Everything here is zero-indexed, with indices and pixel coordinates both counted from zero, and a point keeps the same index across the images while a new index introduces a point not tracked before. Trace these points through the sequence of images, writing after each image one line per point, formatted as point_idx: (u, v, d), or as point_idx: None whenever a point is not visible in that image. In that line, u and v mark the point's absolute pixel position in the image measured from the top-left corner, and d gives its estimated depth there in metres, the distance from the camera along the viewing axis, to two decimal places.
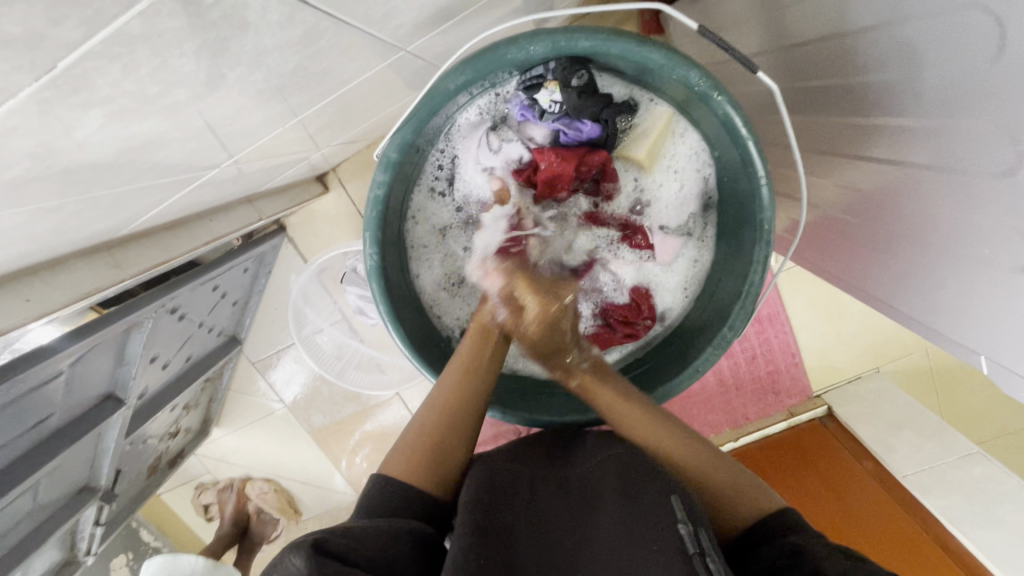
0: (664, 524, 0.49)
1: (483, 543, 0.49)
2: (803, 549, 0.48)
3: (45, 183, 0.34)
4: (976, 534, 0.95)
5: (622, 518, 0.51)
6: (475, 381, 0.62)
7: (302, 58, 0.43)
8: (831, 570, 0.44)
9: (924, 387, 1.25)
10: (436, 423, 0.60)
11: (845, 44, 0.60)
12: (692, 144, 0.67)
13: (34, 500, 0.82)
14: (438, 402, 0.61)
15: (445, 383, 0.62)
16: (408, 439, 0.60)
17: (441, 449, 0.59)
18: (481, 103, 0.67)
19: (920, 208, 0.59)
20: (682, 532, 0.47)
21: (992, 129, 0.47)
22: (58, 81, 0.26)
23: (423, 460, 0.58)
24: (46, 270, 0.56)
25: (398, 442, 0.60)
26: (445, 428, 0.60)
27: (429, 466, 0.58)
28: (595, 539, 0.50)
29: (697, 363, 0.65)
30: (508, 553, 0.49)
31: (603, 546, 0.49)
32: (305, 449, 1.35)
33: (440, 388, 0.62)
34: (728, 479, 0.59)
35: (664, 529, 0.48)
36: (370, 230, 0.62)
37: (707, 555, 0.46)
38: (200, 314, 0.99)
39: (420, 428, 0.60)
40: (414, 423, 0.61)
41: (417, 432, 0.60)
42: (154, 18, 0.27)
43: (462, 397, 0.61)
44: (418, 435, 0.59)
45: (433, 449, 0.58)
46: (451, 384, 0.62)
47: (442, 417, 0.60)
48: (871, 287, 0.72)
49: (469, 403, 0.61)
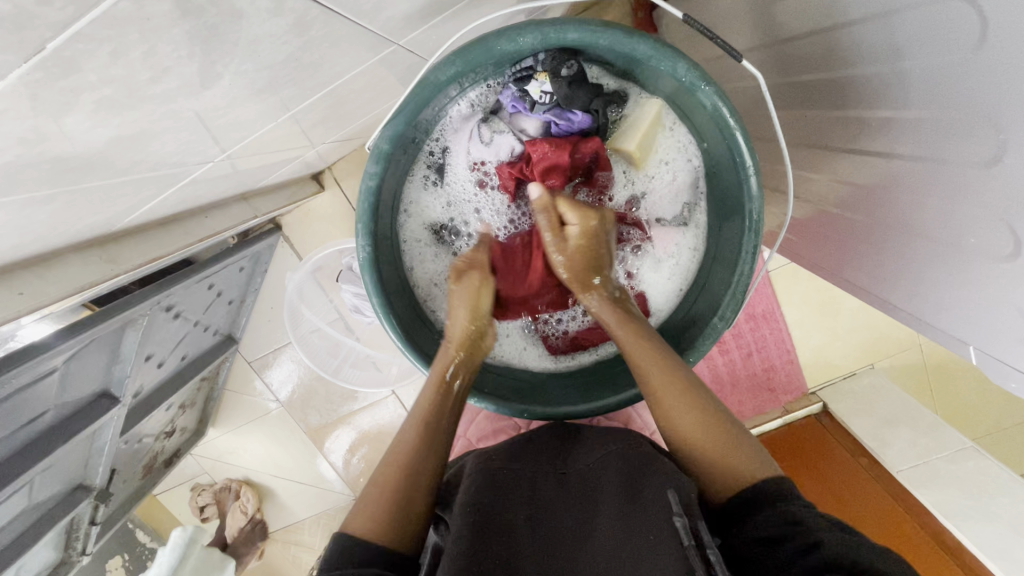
0: (660, 520, 0.48)
1: (485, 543, 0.49)
2: (800, 520, 0.48)
3: (35, 172, 0.34)
4: (969, 527, 0.95)
5: (621, 519, 0.50)
6: (435, 424, 0.60)
7: (293, 48, 0.44)
8: (831, 543, 0.45)
9: (918, 382, 1.26)
10: (398, 473, 0.56)
11: (832, 37, 0.61)
12: (680, 137, 0.68)
13: (28, 498, 0.82)
14: (397, 453, 0.58)
15: (404, 435, 0.60)
16: (367, 498, 0.55)
17: (406, 497, 0.55)
18: (473, 95, 0.67)
19: (909, 198, 0.59)
20: (677, 524, 0.46)
21: (978, 119, 0.48)
22: (47, 63, 0.26)
23: (389, 511, 0.54)
24: (40, 265, 0.57)
25: (356, 504, 0.56)
26: (409, 475, 0.57)
27: (396, 519, 0.54)
28: (595, 537, 0.50)
29: (689, 354, 0.66)
30: (508, 546, 0.50)
31: (603, 545, 0.49)
32: (301, 449, 1.35)
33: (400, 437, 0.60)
34: (733, 445, 0.57)
35: (660, 525, 0.47)
36: (363, 221, 0.63)
37: (705, 547, 0.46)
38: (196, 313, 1.00)
39: (382, 478, 0.57)
40: (373, 483, 0.57)
41: (379, 483, 0.56)
42: (142, 0, 0.27)
43: (421, 443, 0.59)
44: (381, 487, 0.56)
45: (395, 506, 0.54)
46: (411, 432, 0.60)
47: (405, 462, 0.57)
48: (861, 280, 0.73)
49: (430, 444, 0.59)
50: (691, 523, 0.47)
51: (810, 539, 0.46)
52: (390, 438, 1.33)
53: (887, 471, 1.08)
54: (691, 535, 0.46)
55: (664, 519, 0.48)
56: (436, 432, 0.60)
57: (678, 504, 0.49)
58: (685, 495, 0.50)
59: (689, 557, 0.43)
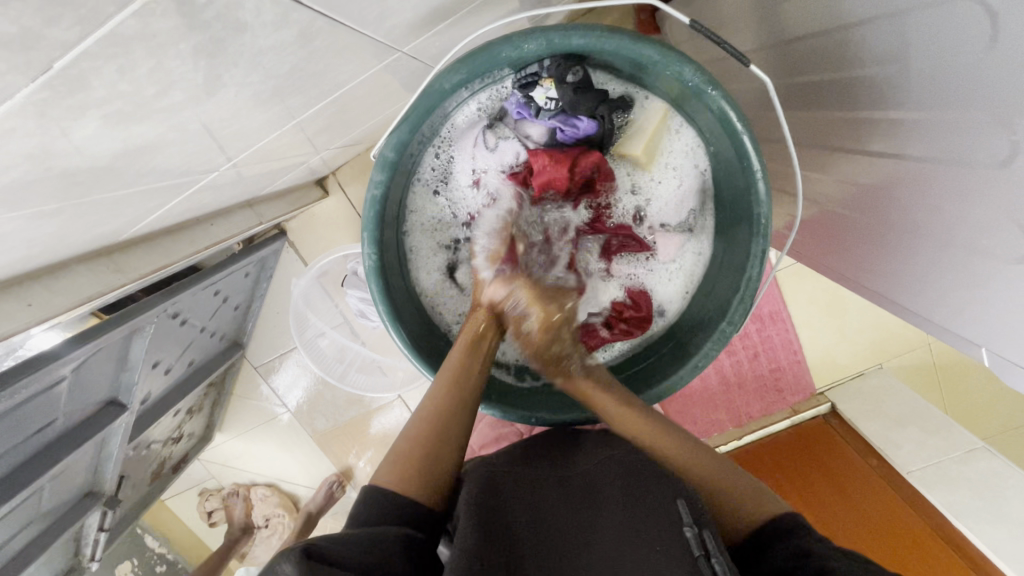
0: (669, 528, 0.48)
1: (486, 537, 0.49)
2: (809, 552, 0.48)
3: (43, 186, 0.34)
4: (981, 529, 0.94)
5: (624, 523, 0.50)
6: (464, 388, 0.60)
7: (298, 58, 0.43)
8: (841, 569, 0.44)
9: (927, 382, 1.25)
10: (431, 431, 0.56)
11: (840, 38, 0.60)
12: (687, 140, 0.67)
13: (38, 505, 0.82)
14: (429, 411, 0.57)
15: (435, 394, 0.59)
16: (399, 451, 0.55)
17: (438, 456, 0.55)
18: (482, 98, 0.67)
19: (918, 200, 0.58)
20: (688, 534, 0.47)
21: (989, 121, 0.47)
22: (55, 82, 0.26)
23: (424, 472, 0.53)
24: (49, 275, 0.57)
25: (388, 455, 0.55)
26: (439, 441, 0.55)
27: (433, 481, 0.53)
28: (597, 534, 0.50)
29: (697, 358, 0.66)
30: (512, 551, 0.48)
31: (603, 547, 0.48)
32: (308, 454, 1.35)
33: (428, 398, 0.59)
34: (745, 491, 0.59)
35: (667, 531, 0.47)
36: (368, 229, 0.63)
37: (713, 556, 0.45)
38: (202, 319, 1.00)
39: (413, 439, 0.55)
40: (406, 434, 0.56)
41: (412, 443, 0.55)
42: (149, 19, 0.27)
43: (452, 406, 0.58)
44: (414, 446, 0.55)
45: (427, 463, 0.54)
46: (440, 395, 0.59)
47: (439, 425, 0.56)
48: (870, 281, 0.72)
49: (461, 407, 0.58)
50: (702, 534, 0.47)
51: (816, 564, 0.46)
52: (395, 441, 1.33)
53: (899, 475, 1.07)
54: (701, 545, 0.46)
55: (674, 528, 0.48)
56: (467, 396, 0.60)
57: (688, 516, 0.49)
58: (695, 508, 0.51)
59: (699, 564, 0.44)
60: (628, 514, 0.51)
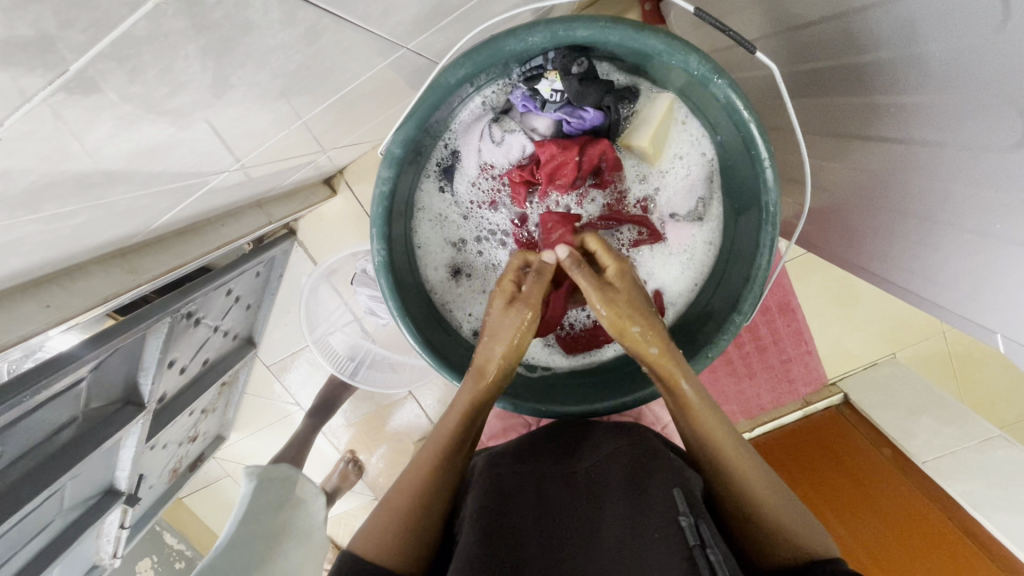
0: (666, 519, 0.47)
1: (494, 549, 0.49)
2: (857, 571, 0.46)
3: (60, 188, 0.35)
4: (998, 517, 0.93)
5: (625, 527, 0.49)
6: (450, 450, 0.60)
7: (305, 56, 0.44)
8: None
9: (943, 371, 1.23)
10: (419, 488, 0.57)
11: (848, 23, 0.60)
12: (693, 130, 0.68)
13: (59, 503, 0.84)
14: (417, 470, 0.59)
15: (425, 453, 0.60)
16: (385, 511, 0.56)
17: (426, 508, 0.57)
18: (486, 93, 0.68)
19: (931, 184, 0.58)
20: (683, 524, 0.45)
21: (1001, 104, 0.47)
22: (71, 84, 0.27)
23: (403, 534, 0.54)
24: (65, 276, 0.58)
25: (373, 515, 0.56)
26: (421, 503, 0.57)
27: (413, 547, 0.54)
28: (601, 543, 0.49)
29: (708, 350, 0.65)
30: (514, 559, 0.48)
31: (605, 554, 0.48)
32: (320, 447, 1.37)
33: (417, 459, 0.60)
34: (800, 520, 0.54)
35: (664, 525, 0.46)
36: (376, 226, 0.63)
37: (708, 547, 0.44)
38: (216, 319, 1.01)
39: (398, 497, 0.57)
40: (395, 490, 0.58)
41: (389, 513, 0.56)
42: (160, 19, 0.28)
43: (440, 466, 0.59)
44: (387, 519, 0.55)
45: (413, 518, 0.55)
46: (428, 454, 0.60)
47: (425, 480, 0.58)
48: (882, 270, 0.71)
49: (448, 466, 0.60)
50: (697, 523, 0.46)
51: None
52: (408, 437, 1.35)
53: (913, 462, 1.07)
54: (696, 535, 0.44)
55: (670, 520, 0.47)
56: (456, 458, 0.61)
57: (684, 504, 0.48)
58: (691, 497, 0.49)
59: (694, 558, 0.42)
60: (628, 514, 0.50)
